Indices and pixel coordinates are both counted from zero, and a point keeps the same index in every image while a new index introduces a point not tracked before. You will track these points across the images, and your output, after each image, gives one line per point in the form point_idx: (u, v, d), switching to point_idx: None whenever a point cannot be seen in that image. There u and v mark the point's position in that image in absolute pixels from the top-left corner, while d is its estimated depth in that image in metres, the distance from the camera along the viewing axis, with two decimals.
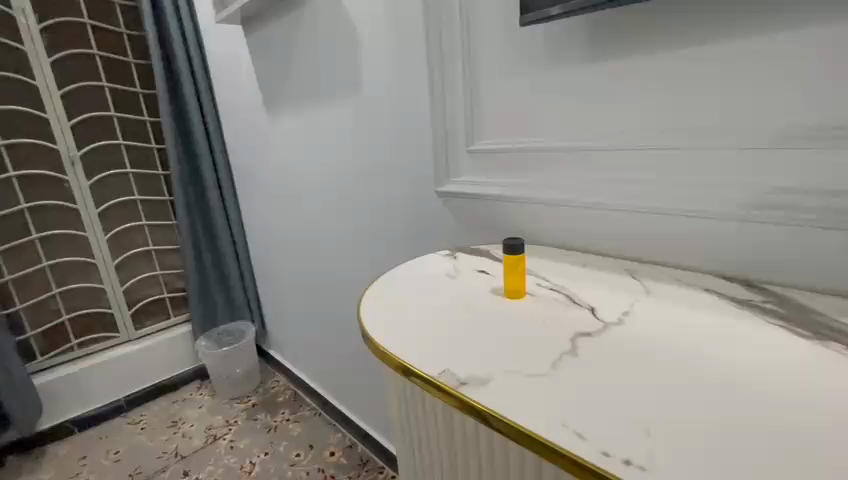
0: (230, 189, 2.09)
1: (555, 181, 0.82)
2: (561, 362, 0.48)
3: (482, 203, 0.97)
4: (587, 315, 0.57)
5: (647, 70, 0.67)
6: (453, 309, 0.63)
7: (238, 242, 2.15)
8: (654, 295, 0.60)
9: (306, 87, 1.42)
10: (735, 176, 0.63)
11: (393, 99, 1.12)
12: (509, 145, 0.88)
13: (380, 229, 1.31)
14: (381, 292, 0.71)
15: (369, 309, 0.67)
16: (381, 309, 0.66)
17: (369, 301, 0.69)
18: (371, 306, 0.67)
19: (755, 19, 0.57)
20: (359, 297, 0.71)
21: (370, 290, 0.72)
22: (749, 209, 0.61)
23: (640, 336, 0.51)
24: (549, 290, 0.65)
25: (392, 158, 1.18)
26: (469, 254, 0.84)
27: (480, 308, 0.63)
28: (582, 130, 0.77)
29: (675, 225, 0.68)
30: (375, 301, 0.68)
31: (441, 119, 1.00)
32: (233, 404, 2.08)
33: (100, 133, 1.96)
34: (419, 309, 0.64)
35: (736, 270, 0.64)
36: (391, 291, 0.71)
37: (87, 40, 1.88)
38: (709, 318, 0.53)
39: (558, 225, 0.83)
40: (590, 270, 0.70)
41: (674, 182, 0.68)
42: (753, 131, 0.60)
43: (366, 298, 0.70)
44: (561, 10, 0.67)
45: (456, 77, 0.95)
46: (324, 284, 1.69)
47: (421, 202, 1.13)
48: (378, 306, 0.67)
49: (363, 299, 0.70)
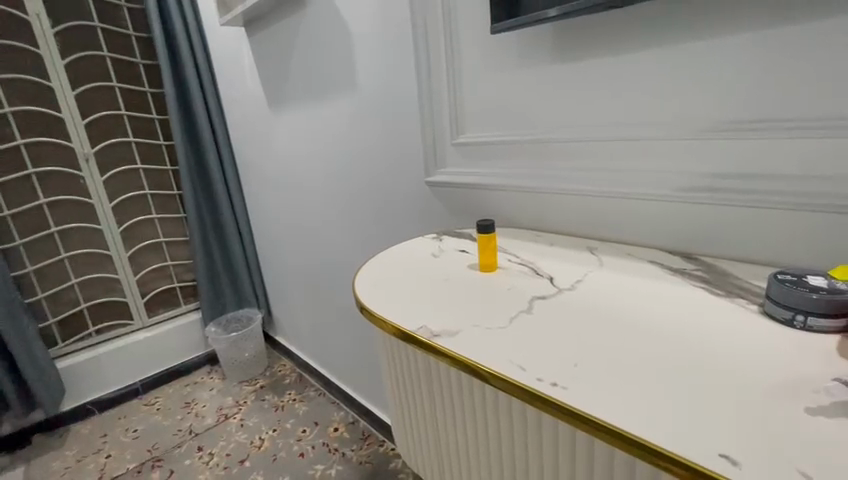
0: (236, 182, 2.20)
1: (528, 170, 0.93)
2: (517, 317, 0.59)
3: (466, 191, 1.07)
4: (545, 283, 0.67)
5: (604, 71, 0.77)
6: (434, 281, 0.74)
7: (244, 233, 2.27)
8: (605, 266, 0.70)
9: (306, 86, 1.51)
10: (677, 163, 0.72)
11: (386, 98, 1.22)
12: (490, 138, 0.98)
13: (376, 218, 1.41)
14: (374, 269, 0.82)
15: (363, 284, 0.77)
16: (373, 283, 0.77)
17: (363, 278, 0.79)
18: (365, 282, 0.77)
19: (689, 29, 0.67)
20: (355, 273, 0.82)
21: (363, 269, 0.83)
22: (688, 191, 0.71)
23: (586, 296, 0.62)
24: (517, 264, 0.75)
25: (386, 151, 1.28)
26: (453, 237, 0.94)
27: (457, 280, 0.73)
28: (551, 124, 0.87)
29: (629, 207, 0.78)
30: (369, 278, 0.79)
31: (429, 115, 1.10)
32: (242, 386, 2.20)
33: (112, 131, 2.07)
34: (406, 283, 0.75)
35: (680, 245, 0.74)
36: (382, 269, 0.82)
37: (98, 42, 1.97)
38: (646, 283, 0.63)
39: (533, 210, 0.93)
40: (556, 248, 0.80)
41: (628, 169, 0.78)
42: (690, 124, 0.70)
43: (360, 275, 0.80)
44: (557, 12, 0.72)
45: (441, 78, 1.04)
46: (325, 271, 1.79)
47: (413, 192, 1.23)
48: (371, 281, 0.77)
49: (358, 276, 0.80)
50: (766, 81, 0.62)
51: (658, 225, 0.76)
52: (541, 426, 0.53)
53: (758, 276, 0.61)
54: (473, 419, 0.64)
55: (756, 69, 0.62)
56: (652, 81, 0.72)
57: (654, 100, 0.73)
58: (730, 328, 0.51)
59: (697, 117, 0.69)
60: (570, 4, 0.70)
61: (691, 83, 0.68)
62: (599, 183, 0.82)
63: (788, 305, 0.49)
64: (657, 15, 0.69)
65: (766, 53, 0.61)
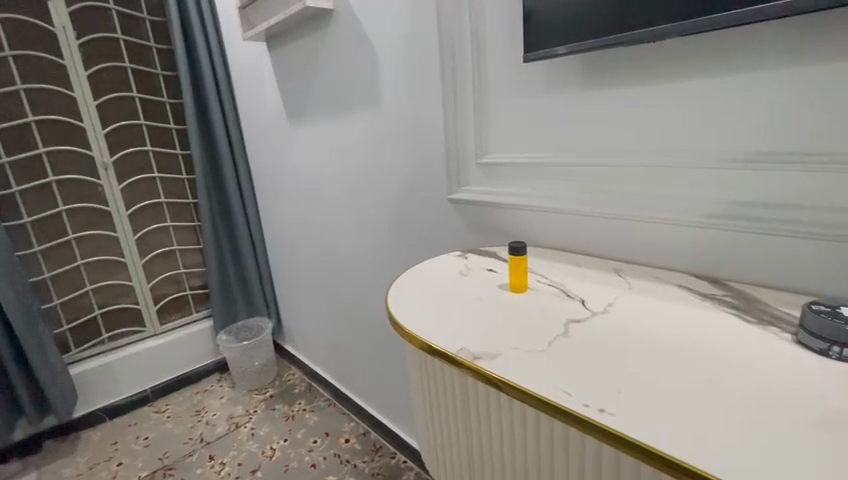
0: (250, 192, 2.23)
1: (553, 191, 0.95)
2: (555, 341, 0.60)
3: (490, 210, 1.09)
4: (577, 307, 0.69)
5: (631, 99, 0.79)
6: (467, 302, 0.75)
7: (257, 242, 2.29)
8: (634, 289, 0.72)
9: (328, 101, 1.54)
10: (703, 190, 0.75)
11: (409, 116, 1.24)
12: (514, 159, 1.00)
13: (395, 232, 1.42)
14: (405, 286, 0.84)
15: (396, 302, 0.78)
16: (406, 301, 0.78)
17: (395, 297, 0.80)
18: (397, 300, 0.79)
19: (718, 63, 0.69)
20: (387, 290, 0.84)
21: (393, 287, 0.84)
22: (714, 218, 0.73)
23: (620, 320, 0.64)
24: (546, 285, 0.77)
25: (406, 167, 1.30)
26: (478, 255, 0.96)
27: (488, 301, 0.75)
28: (577, 147, 0.89)
29: (654, 230, 0.81)
30: (400, 296, 0.80)
31: (453, 134, 1.12)
32: (252, 395, 2.21)
33: (130, 140, 2.10)
34: (438, 303, 0.76)
35: (706, 269, 0.76)
36: (412, 288, 0.83)
37: (120, 54, 2.01)
38: (678, 309, 0.65)
39: (557, 230, 0.95)
40: (583, 269, 0.82)
41: (654, 194, 0.80)
42: (718, 153, 0.72)
43: (391, 293, 0.82)
44: (566, 50, 0.78)
45: (466, 98, 1.07)
46: (339, 282, 1.81)
47: (433, 207, 1.25)
48: (403, 300, 0.79)
49: (389, 294, 0.82)
50: (791, 116, 0.64)
51: (684, 250, 0.78)
52: (581, 448, 0.54)
53: (787, 303, 0.63)
54: (507, 439, 0.65)
55: (782, 105, 0.64)
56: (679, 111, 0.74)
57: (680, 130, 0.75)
58: (765, 356, 0.52)
59: (723, 147, 0.71)
60: (578, 44, 0.76)
61: (718, 115, 0.71)
62: (625, 207, 0.84)
63: (825, 335, 0.51)
64: (685, 50, 0.71)
65: (792, 90, 0.63)
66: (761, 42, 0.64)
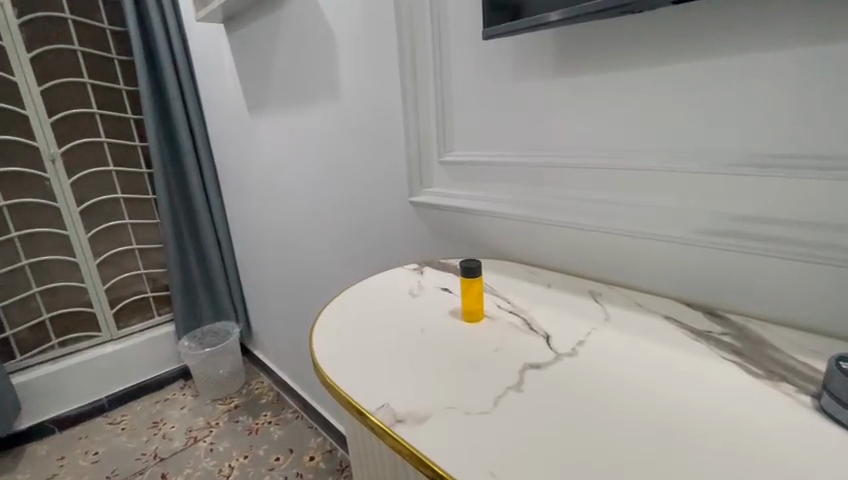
0: (215, 188, 2.06)
1: (524, 197, 0.81)
2: (503, 399, 0.46)
3: (455, 216, 0.94)
4: (539, 345, 0.55)
5: (614, 88, 0.66)
6: (407, 334, 0.61)
7: (223, 241, 2.13)
8: (613, 322, 0.58)
9: (287, 90, 1.39)
10: (700, 199, 0.61)
11: (368, 106, 1.09)
12: (482, 158, 0.86)
13: (358, 236, 1.28)
14: (339, 310, 0.69)
15: (322, 331, 0.64)
16: (335, 330, 0.64)
17: (323, 323, 0.66)
18: (324, 329, 0.64)
19: (719, 41, 0.55)
20: (316, 314, 0.69)
21: (326, 310, 0.70)
22: (711, 235, 0.60)
23: (592, 369, 0.50)
24: (507, 313, 0.63)
25: (367, 165, 1.16)
26: (436, 269, 0.82)
27: (433, 333, 0.60)
28: (552, 145, 0.76)
29: (641, 247, 0.67)
30: (330, 323, 0.66)
31: (415, 128, 0.98)
32: (215, 405, 2.06)
33: (82, 130, 1.93)
34: (372, 333, 0.62)
35: (699, 296, 0.63)
36: (349, 311, 0.69)
37: (69, 36, 1.84)
38: (664, 354, 0.51)
39: (530, 241, 0.82)
40: (554, 292, 0.68)
41: (640, 203, 0.67)
42: (716, 154, 0.58)
43: (320, 319, 0.67)
44: (560, 17, 0.61)
45: (427, 86, 0.93)
46: (304, 287, 1.66)
47: (395, 211, 1.11)
48: (332, 328, 0.64)
49: (318, 320, 0.67)
50: (807, 110, 0.51)
51: (675, 272, 0.65)
52: None
53: (801, 349, 0.50)
54: None
55: (796, 95, 0.51)
56: (670, 103, 0.61)
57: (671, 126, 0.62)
58: (765, 429, 0.40)
59: (723, 147, 0.58)
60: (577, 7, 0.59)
61: (716, 107, 0.57)
62: (605, 217, 0.71)
63: None
64: (682, 25, 0.57)
65: (812, 76, 0.50)
66: (774, 14, 0.51)
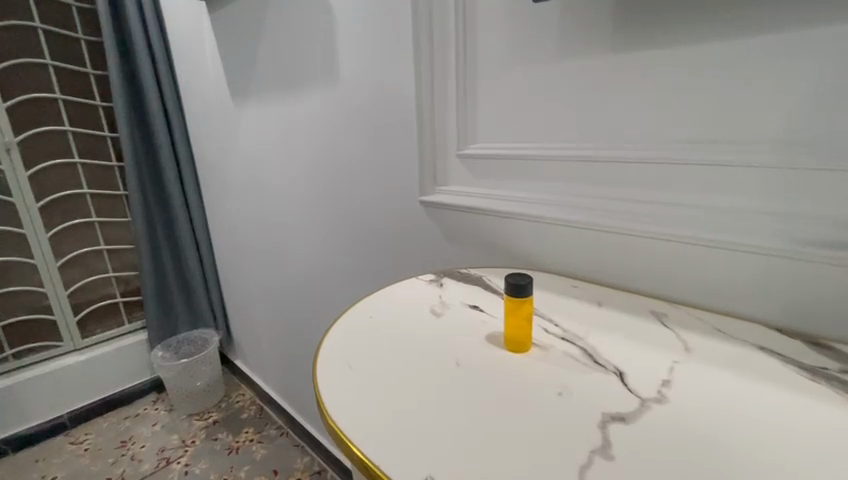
0: (194, 184, 1.89)
1: (563, 197, 0.70)
2: (590, 469, 0.35)
3: (475, 218, 0.82)
4: (613, 385, 0.43)
5: (688, 66, 0.55)
6: (439, 369, 0.48)
7: (202, 242, 1.96)
8: (696, 355, 0.47)
9: (276, 76, 1.24)
10: (794, 203, 0.51)
11: (372, 94, 0.96)
12: (511, 151, 0.75)
13: (356, 240, 1.14)
14: (348, 334, 0.56)
15: (328, 363, 0.51)
16: (345, 362, 0.51)
17: (328, 352, 0.52)
18: (330, 360, 0.51)
19: (831, 9, 0.46)
20: (319, 340, 0.55)
21: (331, 335, 0.56)
22: (810, 246, 0.50)
23: (696, 420, 0.39)
24: (560, 341, 0.51)
25: (370, 159, 1.02)
26: (457, 281, 0.70)
27: (474, 368, 0.48)
28: (602, 135, 0.65)
29: (716, 260, 0.57)
30: (337, 352, 0.52)
31: (428, 117, 0.85)
32: (192, 421, 1.88)
33: (42, 117, 1.73)
34: (395, 367, 0.49)
35: (792, 321, 0.53)
36: (359, 335, 0.56)
37: (28, 11, 1.64)
38: (779, 398, 0.41)
39: (567, 248, 0.71)
40: (610, 314, 0.57)
41: (713, 206, 0.57)
42: (816, 147, 0.49)
43: (324, 345, 0.54)
44: None
45: (446, 68, 0.81)
46: (293, 294, 1.52)
47: (402, 211, 0.97)
48: (341, 359, 0.51)
49: (322, 347, 0.54)
50: None
51: (758, 291, 0.55)
52: None
53: None
54: None
55: None
56: (763, 83, 0.51)
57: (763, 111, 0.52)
58: None
59: (833, 138, 0.48)
60: None
61: (821, 92, 0.48)
62: (668, 223, 0.60)
63: None
64: None
65: None
66: None
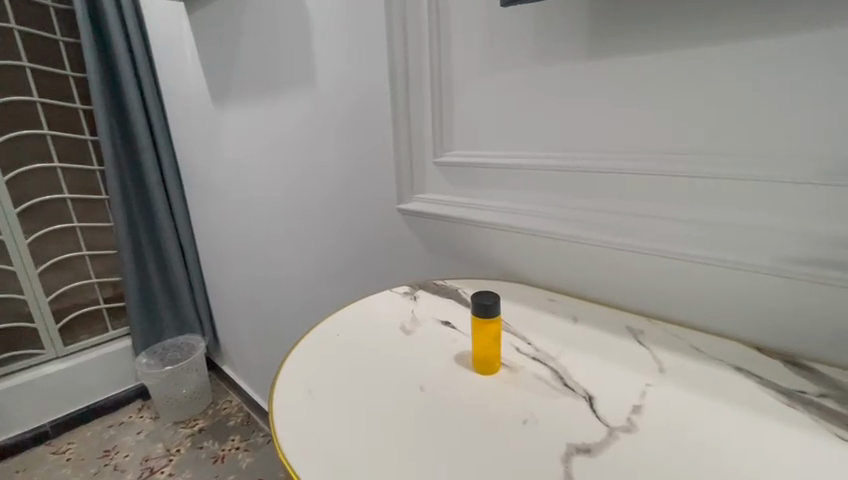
0: (177, 187, 1.86)
1: (542, 207, 0.68)
2: None
3: (454, 228, 0.80)
4: (582, 412, 0.41)
5: (670, 72, 0.53)
6: (403, 393, 0.46)
7: (187, 247, 1.93)
8: (670, 377, 0.45)
9: (256, 79, 1.22)
10: (776, 217, 0.50)
11: (350, 99, 0.94)
12: (489, 159, 0.73)
13: (336, 247, 1.11)
14: (313, 354, 0.54)
15: (287, 389, 0.48)
16: (306, 386, 0.48)
17: (288, 376, 0.50)
18: (290, 385, 0.49)
19: (812, 18, 0.44)
20: (281, 362, 0.53)
21: (294, 355, 0.54)
22: (792, 263, 0.49)
23: (667, 451, 0.37)
24: (531, 362, 0.49)
25: (349, 165, 0.99)
26: (432, 294, 0.67)
27: (439, 392, 0.46)
28: (583, 144, 0.62)
29: (696, 274, 0.55)
30: (298, 376, 0.50)
31: (406, 123, 0.83)
32: (177, 429, 1.85)
33: (20, 120, 1.68)
34: (357, 392, 0.47)
35: (774, 339, 0.51)
36: (324, 356, 0.53)
37: (4, 12, 1.59)
38: (755, 425, 0.39)
39: (547, 259, 0.69)
40: (585, 330, 0.55)
41: (692, 219, 0.55)
42: (798, 160, 0.47)
43: (286, 368, 0.51)
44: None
45: (423, 73, 0.79)
46: (276, 301, 1.49)
47: (381, 218, 0.94)
48: (301, 384, 0.49)
49: (283, 370, 0.51)
50: None
51: (738, 308, 0.53)
52: None
53: None
54: None
55: None
56: (747, 92, 0.49)
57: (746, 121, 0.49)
58: None
59: (818, 149, 0.46)
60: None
61: (803, 103, 0.46)
62: (649, 236, 0.58)
63: None
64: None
65: None
66: None
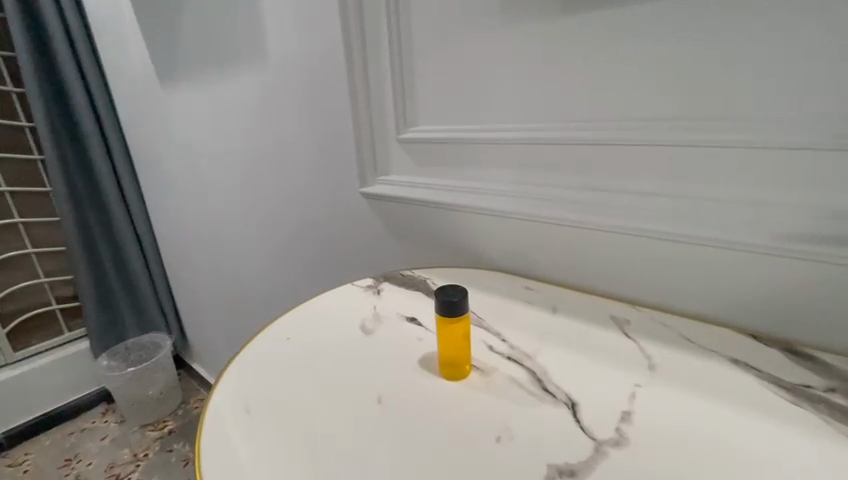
0: (130, 175, 1.69)
1: (516, 186, 0.61)
2: None
3: (422, 212, 0.73)
4: (564, 422, 0.36)
5: (656, 26, 0.46)
6: (360, 407, 0.40)
7: (145, 239, 1.77)
8: (662, 374, 0.40)
9: (202, 54, 1.10)
10: (772, 190, 0.44)
11: (303, 71, 0.84)
12: (456, 134, 0.65)
13: (299, 238, 1.02)
14: (256, 363, 0.47)
15: (222, 407, 0.41)
16: (244, 405, 0.41)
17: (225, 393, 0.43)
18: (225, 404, 0.41)
19: None
20: (218, 374, 0.46)
21: (234, 366, 0.46)
22: (790, 241, 0.44)
23: (663, 470, 0.31)
24: (505, 362, 0.43)
25: (307, 147, 0.89)
26: (398, 287, 0.60)
27: (401, 403, 0.40)
28: (561, 113, 0.55)
29: (684, 256, 0.50)
30: (235, 392, 0.43)
31: (365, 97, 0.75)
32: (145, 433, 1.72)
33: None
34: (304, 407, 0.40)
35: (768, 325, 0.47)
36: (269, 365, 0.46)
37: None
38: (758, 432, 0.34)
39: (523, 244, 0.63)
40: (565, 323, 0.49)
41: (680, 194, 0.49)
42: (797, 124, 0.42)
43: (222, 382, 0.44)
44: None
45: (381, 39, 0.70)
46: (240, 296, 1.38)
47: (345, 203, 0.86)
48: (239, 401, 0.42)
49: (218, 385, 0.44)
50: None
51: (730, 292, 0.48)
52: None
53: None
54: None
55: None
56: (745, 46, 0.43)
57: (744, 80, 0.43)
58: None
59: (818, 110, 0.41)
60: None
61: (800, 58, 0.40)
62: (634, 215, 0.52)
63: None
64: None
65: None
66: None
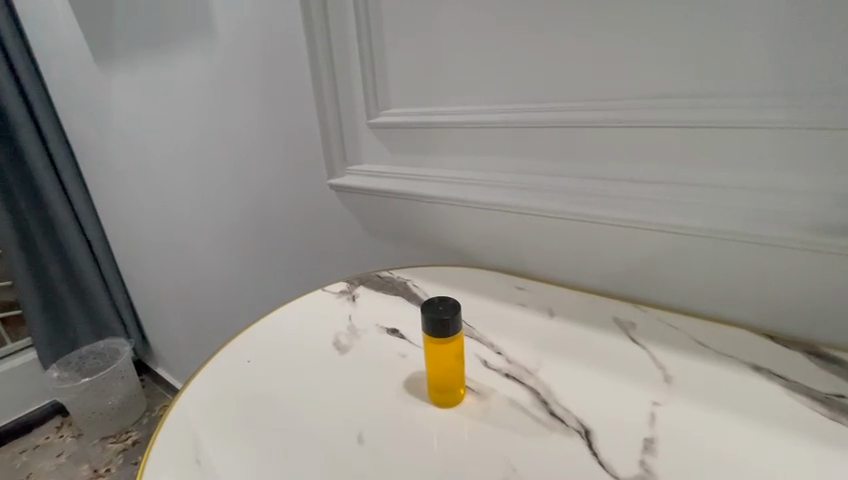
0: (72, 167, 1.51)
1: (504, 174, 0.55)
2: None
3: (401, 204, 0.65)
4: (581, 456, 0.33)
5: None
6: (358, 448, 0.36)
7: (94, 238, 1.60)
8: (680, 390, 0.38)
9: (141, 28, 0.96)
10: (788, 176, 0.40)
11: (259, 46, 0.73)
12: (433, 117, 0.58)
13: (265, 233, 0.92)
14: (231, 397, 0.41)
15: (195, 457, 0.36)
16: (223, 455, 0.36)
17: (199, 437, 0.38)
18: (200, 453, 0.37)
19: None
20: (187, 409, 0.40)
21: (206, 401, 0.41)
22: (810, 232, 0.40)
23: None
24: (509, 383, 0.40)
25: (268, 133, 0.80)
26: (375, 291, 0.54)
27: (402, 440, 0.36)
28: (556, 91, 0.49)
29: (692, 251, 0.45)
30: (211, 436, 0.38)
31: (331, 75, 0.66)
32: (106, 446, 1.58)
33: None
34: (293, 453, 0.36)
35: (784, 324, 0.43)
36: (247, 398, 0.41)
37: None
38: (794, 456, 0.32)
39: (512, 238, 0.57)
40: (569, 328, 0.46)
41: (687, 182, 0.45)
42: (817, 101, 0.38)
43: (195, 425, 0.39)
44: None
45: (346, 8, 0.61)
46: (204, 297, 1.27)
47: (314, 195, 0.77)
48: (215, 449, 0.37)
49: (191, 427, 0.39)
50: None
51: (742, 289, 0.44)
52: None
53: None
54: None
55: None
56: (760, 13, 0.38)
57: (762, 53, 0.38)
58: None
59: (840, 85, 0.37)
60: None
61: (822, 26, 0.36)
62: (638, 205, 0.47)
63: None
64: None
65: None
66: None
